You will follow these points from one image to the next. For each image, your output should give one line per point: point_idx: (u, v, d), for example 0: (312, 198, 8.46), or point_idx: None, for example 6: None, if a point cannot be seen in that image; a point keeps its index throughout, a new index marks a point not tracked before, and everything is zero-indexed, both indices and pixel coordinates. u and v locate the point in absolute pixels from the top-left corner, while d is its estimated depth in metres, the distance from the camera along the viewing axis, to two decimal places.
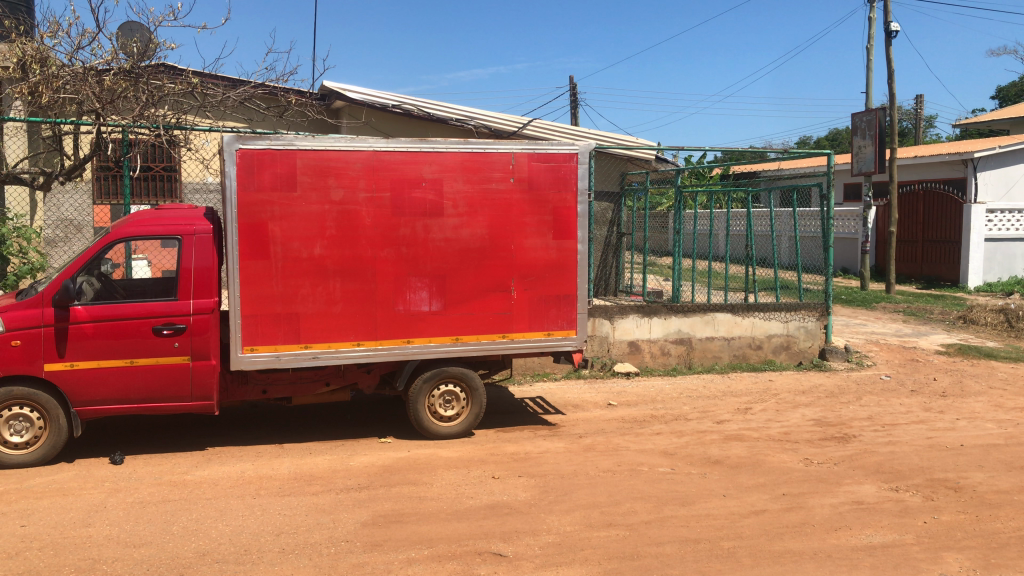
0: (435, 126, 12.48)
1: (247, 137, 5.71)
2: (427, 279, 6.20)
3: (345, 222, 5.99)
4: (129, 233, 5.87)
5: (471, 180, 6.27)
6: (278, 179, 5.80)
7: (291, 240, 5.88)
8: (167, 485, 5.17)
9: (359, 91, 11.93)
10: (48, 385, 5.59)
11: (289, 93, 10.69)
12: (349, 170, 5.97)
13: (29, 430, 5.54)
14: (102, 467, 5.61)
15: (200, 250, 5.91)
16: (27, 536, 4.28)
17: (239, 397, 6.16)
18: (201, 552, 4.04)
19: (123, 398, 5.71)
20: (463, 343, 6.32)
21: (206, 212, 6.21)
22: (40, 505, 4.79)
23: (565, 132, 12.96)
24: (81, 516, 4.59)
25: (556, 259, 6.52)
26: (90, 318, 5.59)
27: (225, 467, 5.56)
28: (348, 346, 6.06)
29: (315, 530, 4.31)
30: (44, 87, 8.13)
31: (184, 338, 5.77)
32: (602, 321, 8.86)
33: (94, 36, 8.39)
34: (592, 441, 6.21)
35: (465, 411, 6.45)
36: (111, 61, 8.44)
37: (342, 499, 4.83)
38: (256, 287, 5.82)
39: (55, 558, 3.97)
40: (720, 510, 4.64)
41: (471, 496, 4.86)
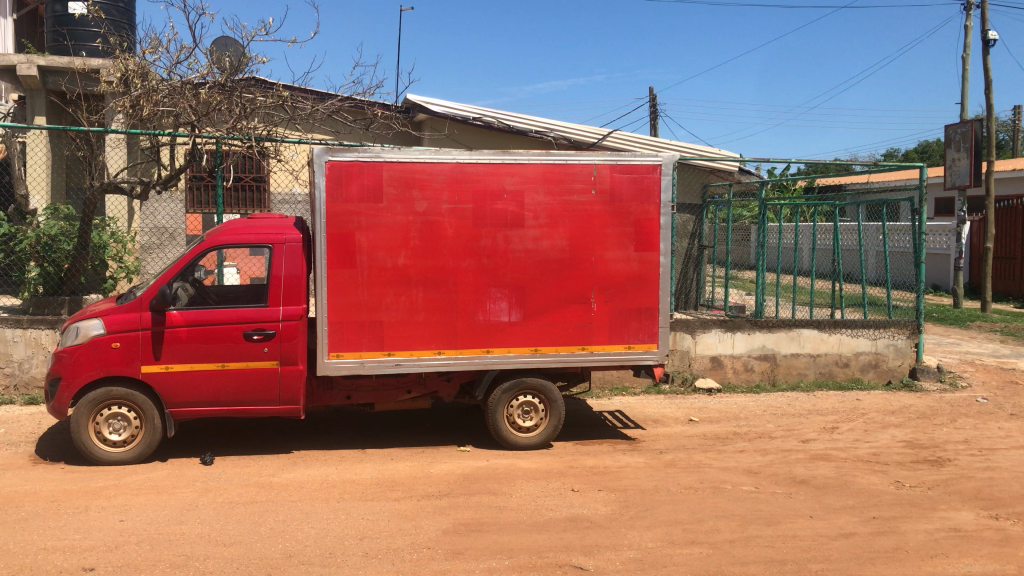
0: (515, 138, 12.53)
1: (336, 150, 5.89)
2: (508, 290, 6.24)
3: (429, 233, 6.10)
4: (222, 241, 6.07)
5: (552, 192, 6.27)
6: (364, 191, 5.96)
7: (376, 249, 6.02)
8: (255, 486, 5.32)
9: (441, 104, 12.15)
10: (146, 386, 5.87)
11: (374, 106, 10.90)
12: (432, 182, 6.08)
13: (127, 429, 5.85)
14: (194, 467, 5.83)
15: (290, 257, 6.05)
16: (125, 530, 4.49)
17: (323, 402, 6.32)
18: (289, 553, 4.14)
19: (214, 400, 5.93)
20: (542, 354, 6.31)
21: (296, 221, 6.37)
22: (136, 502, 5.01)
23: (646, 143, 12.92)
24: (175, 514, 4.77)
25: (637, 271, 6.43)
26: (185, 322, 5.81)
27: (310, 470, 5.70)
28: (429, 354, 6.13)
29: (398, 536, 4.37)
30: (145, 100, 8.56)
31: (274, 343, 5.94)
32: (683, 335, 8.78)
33: (190, 51, 8.76)
34: (673, 456, 6.15)
35: (544, 422, 6.43)
36: (206, 75, 8.80)
37: (424, 506, 4.89)
38: (342, 295, 5.97)
39: (152, 553, 4.14)
40: (807, 532, 4.53)
41: (551, 508, 4.86)
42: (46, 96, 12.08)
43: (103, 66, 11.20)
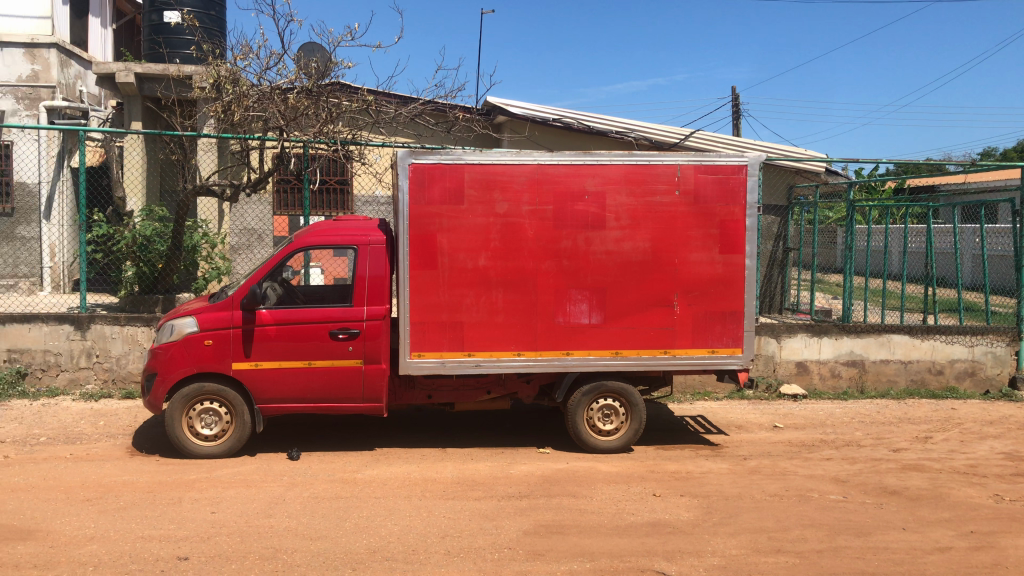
0: (594, 139, 12.48)
1: (419, 152, 5.99)
2: (588, 292, 6.20)
3: (509, 234, 6.12)
4: (308, 242, 6.22)
5: (634, 193, 6.21)
6: (446, 193, 6.04)
7: (456, 250, 6.08)
8: (340, 482, 5.43)
9: (521, 105, 12.19)
10: (236, 382, 6.07)
11: (456, 109, 10.98)
12: (513, 183, 6.11)
13: (218, 423, 6.06)
14: (281, 461, 5.98)
15: (374, 259, 6.16)
16: (217, 522, 4.64)
17: (405, 401, 6.41)
18: (373, 549, 4.21)
19: (300, 397, 6.08)
20: (622, 357, 6.25)
21: (380, 222, 6.48)
22: (227, 494, 5.17)
23: (730, 143, 12.69)
24: (264, 507, 4.90)
25: (721, 274, 6.30)
26: (273, 321, 5.98)
27: (392, 468, 5.79)
28: (509, 355, 6.16)
29: (479, 535, 4.40)
30: (236, 105, 8.84)
31: (358, 343, 6.05)
32: (768, 339, 8.64)
33: (279, 57, 9.01)
34: (757, 463, 6.03)
35: (624, 426, 6.38)
36: (294, 81, 9.01)
37: (505, 506, 4.91)
38: (424, 296, 6.06)
39: (242, 545, 4.27)
40: (900, 544, 4.38)
41: (633, 512, 4.82)
42: (142, 102, 12.59)
43: (196, 73, 11.61)
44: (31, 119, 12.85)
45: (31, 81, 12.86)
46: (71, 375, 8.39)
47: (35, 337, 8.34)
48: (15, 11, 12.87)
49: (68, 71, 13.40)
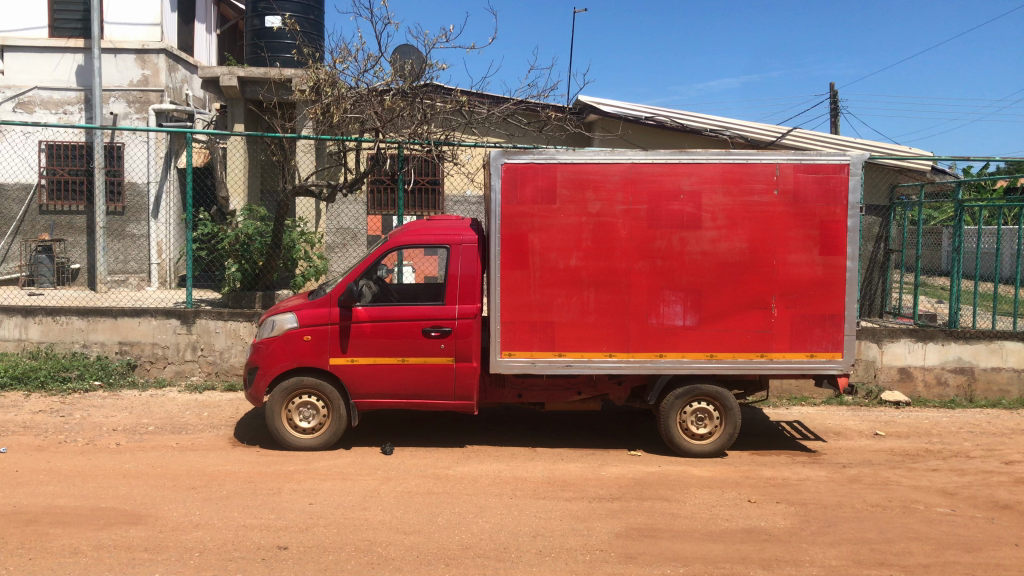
0: (688, 138, 12.30)
1: (512, 152, 6.03)
2: (682, 293, 6.12)
3: (602, 234, 6.09)
4: (403, 241, 6.33)
5: (731, 192, 6.09)
6: (539, 192, 6.06)
7: (549, 250, 6.09)
8: (432, 478, 5.51)
9: (613, 104, 12.14)
10: (332, 377, 6.23)
11: (549, 108, 10.98)
12: (607, 183, 6.08)
13: (315, 417, 6.23)
14: (375, 456, 6.11)
15: (466, 258, 6.22)
16: (314, 513, 4.77)
17: (496, 399, 6.45)
18: (465, 545, 4.25)
19: (394, 393, 6.18)
20: (717, 360, 6.13)
21: (473, 222, 6.54)
22: (324, 486, 5.31)
23: (830, 141, 12.32)
24: (359, 500, 5.01)
25: (821, 276, 6.12)
26: (369, 318, 6.11)
27: (483, 466, 5.84)
28: (601, 356, 6.12)
29: (571, 536, 4.40)
30: (334, 107, 9.05)
31: (450, 340, 6.11)
32: (869, 344, 8.39)
33: (376, 60, 9.18)
34: (857, 472, 5.84)
35: (719, 430, 6.26)
36: (390, 82, 9.07)
37: (596, 508, 4.89)
38: (516, 295, 6.10)
39: (338, 536, 4.38)
40: (1013, 562, 4.17)
41: (727, 518, 4.73)
42: (245, 105, 13.03)
43: (296, 76, 11.95)
44: (141, 121, 13.46)
45: (141, 86, 13.47)
46: (178, 367, 8.76)
47: (145, 331, 8.74)
48: (128, 19, 13.50)
49: (176, 76, 13.98)
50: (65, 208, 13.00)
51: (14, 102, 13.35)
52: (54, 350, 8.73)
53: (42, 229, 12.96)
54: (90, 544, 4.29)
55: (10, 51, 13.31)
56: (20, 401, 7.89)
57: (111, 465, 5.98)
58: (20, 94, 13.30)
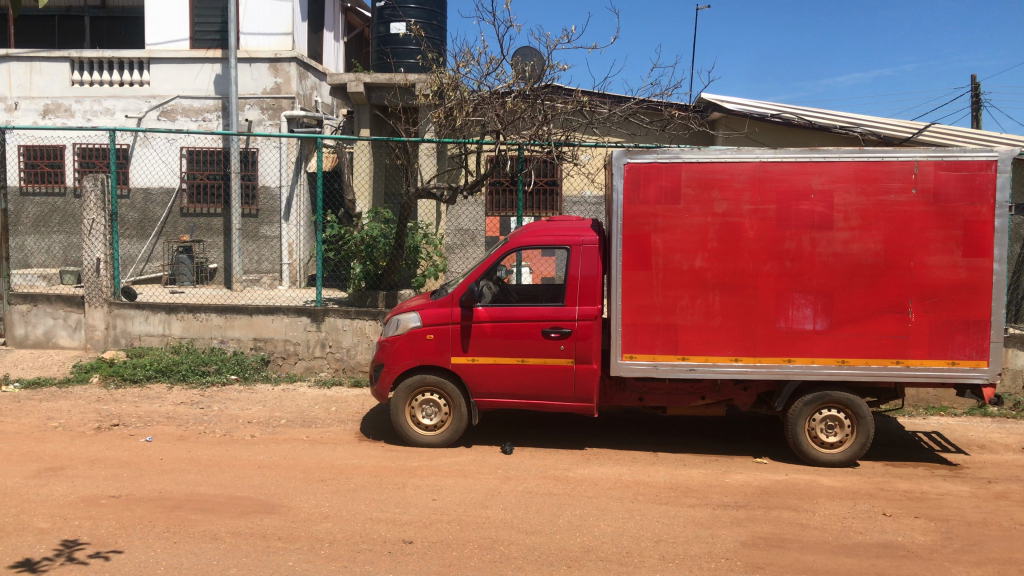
0: (817, 135, 11.87)
1: (635, 152, 5.98)
2: (812, 296, 5.90)
3: (728, 234, 5.95)
4: (523, 242, 6.36)
5: (865, 191, 5.83)
6: (662, 192, 5.98)
7: (672, 251, 6.00)
8: (552, 479, 5.51)
9: (737, 102, 11.95)
10: (454, 375, 6.32)
11: (672, 107, 10.81)
12: (733, 182, 5.94)
13: (437, 415, 6.34)
14: (496, 455, 6.16)
15: (587, 259, 6.18)
16: (438, 509, 4.85)
17: (616, 402, 6.39)
18: (587, 548, 4.23)
19: (514, 393, 6.22)
20: (849, 366, 5.88)
21: (594, 222, 6.50)
22: (446, 483, 5.40)
23: (973, 138, 11.63)
24: (481, 498, 5.07)
25: (964, 279, 5.77)
26: (489, 318, 6.18)
27: (604, 468, 5.80)
28: (726, 360, 5.98)
29: (694, 543, 4.31)
30: (457, 111, 9.30)
31: (570, 342, 6.09)
32: (1017, 352, 7.89)
33: (498, 63, 9.29)
34: (1004, 488, 5.48)
35: (850, 439, 6.00)
36: (511, 84, 9.21)
37: (720, 515, 4.77)
38: (638, 297, 6.03)
39: (461, 533, 4.44)
40: None
41: (860, 531, 4.53)
42: (370, 110, 13.42)
43: (419, 80, 12.22)
44: (273, 127, 14.05)
45: (274, 93, 14.06)
46: (307, 363, 9.10)
47: (277, 328, 9.12)
48: (262, 30, 14.15)
49: (306, 83, 14.54)
50: (204, 211, 13.73)
51: (159, 111, 14.22)
52: (194, 345, 9.24)
53: (183, 231, 13.75)
54: (229, 530, 4.51)
55: (156, 62, 14.16)
56: (164, 392, 8.39)
57: (246, 455, 6.27)
58: (164, 103, 14.15)
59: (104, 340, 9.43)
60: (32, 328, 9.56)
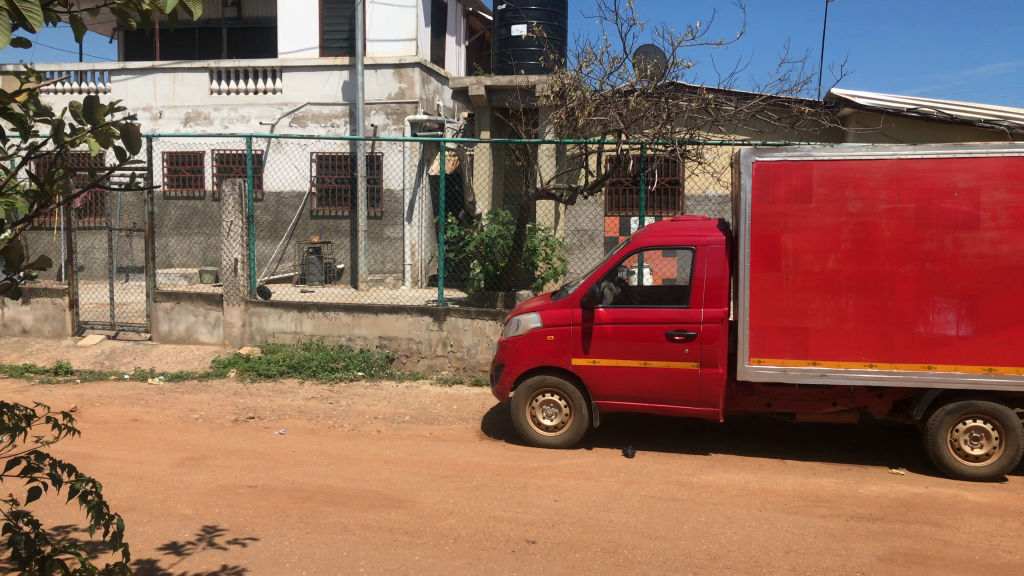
0: (960, 129, 11.23)
1: (764, 150, 5.82)
2: (956, 300, 5.57)
3: (863, 235, 5.70)
4: (647, 243, 6.27)
5: (1016, 188, 5.45)
6: (792, 191, 5.79)
7: (803, 252, 5.80)
8: (676, 484, 5.42)
9: (870, 97, 11.48)
10: (575, 377, 6.31)
11: (801, 103, 10.44)
12: (869, 180, 5.68)
13: (558, 416, 6.34)
14: (617, 458, 6.11)
15: (713, 260, 6.04)
16: (560, 510, 4.85)
17: (743, 407, 6.21)
18: (713, 555, 4.14)
19: (636, 396, 6.16)
20: (997, 374, 5.50)
21: (721, 222, 6.35)
22: (568, 484, 5.39)
23: None
24: (603, 501, 5.03)
25: None
26: (611, 319, 6.13)
27: (729, 475, 5.66)
28: (860, 366, 5.72)
29: (827, 555, 4.15)
30: (580, 111, 9.21)
31: (694, 345, 5.97)
32: None
33: (621, 62, 9.21)
34: None
35: (998, 453, 5.62)
36: (634, 83, 9.10)
37: (855, 527, 4.57)
38: (766, 300, 5.86)
39: (584, 535, 4.42)
40: None
41: (1009, 550, 4.25)
42: (491, 112, 13.56)
43: (540, 82, 12.27)
44: (397, 132, 14.39)
45: (398, 98, 14.41)
46: (430, 361, 9.28)
47: (402, 327, 9.35)
48: (388, 37, 14.54)
49: (429, 87, 14.83)
50: (332, 213, 14.24)
51: (290, 117, 14.84)
52: (323, 342, 9.58)
53: (313, 232, 14.30)
54: (358, 523, 4.65)
55: (287, 71, 14.76)
56: (296, 387, 8.75)
57: (373, 450, 6.45)
58: (295, 110, 14.74)
59: (240, 336, 9.91)
60: (175, 324, 10.12)
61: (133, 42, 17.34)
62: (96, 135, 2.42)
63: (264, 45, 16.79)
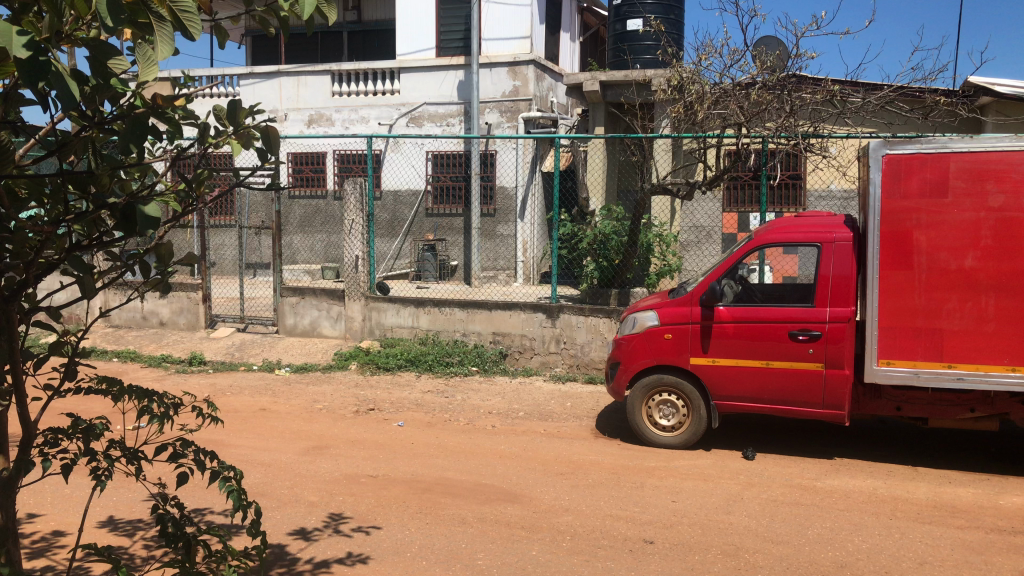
0: None
1: (895, 142, 5.56)
2: None
3: (1005, 231, 5.37)
4: (769, 239, 6.10)
5: None
6: (927, 184, 5.51)
7: (938, 249, 5.52)
8: (799, 489, 5.25)
9: (1010, 84, 10.82)
10: (692, 377, 6.20)
11: (935, 92, 9.93)
12: (1013, 173, 5.35)
13: (675, 416, 6.25)
14: (737, 460, 5.97)
15: (839, 257, 5.83)
16: (678, 511, 4.78)
17: (870, 411, 5.94)
18: (840, 563, 3.99)
19: (756, 397, 6.00)
20: None
21: (847, 218, 6.11)
22: (686, 485, 5.31)
23: None
24: (723, 503, 4.93)
25: None
26: (732, 318, 6.00)
27: (856, 481, 5.44)
28: (1000, 370, 5.39)
29: (965, 569, 3.93)
30: (699, 105, 9.05)
31: (819, 346, 5.78)
32: None
33: (742, 54, 9.00)
34: None
35: None
36: (756, 75, 8.88)
37: (996, 541, 4.32)
38: (897, 299, 5.60)
39: (703, 537, 4.35)
40: None
41: None
42: (605, 108, 13.48)
43: (657, 76, 12.11)
44: (511, 129, 14.50)
45: (513, 96, 14.51)
46: (543, 358, 9.32)
47: (515, 323, 9.42)
48: (503, 36, 14.68)
49: (543, 84, 14.89)
50: (447, 211, 14.49)
51: (407, 117, 15.16)
52: (439, 337, 9.76)
53: (428, 230, 14.59)
54: (475, 516, 4.71)
55: (405, 72, 15.10)
56: (413, 380, 8.96)
57: (489, 445, 6.52)
58: (412, 110, 15.06)
59: (361, 330, 10.21)
60: (299, 318, 10.52)
61: (260, 48, 18.10)
62: (239, 138, 2.57)
63: (383, 46, 17.22)
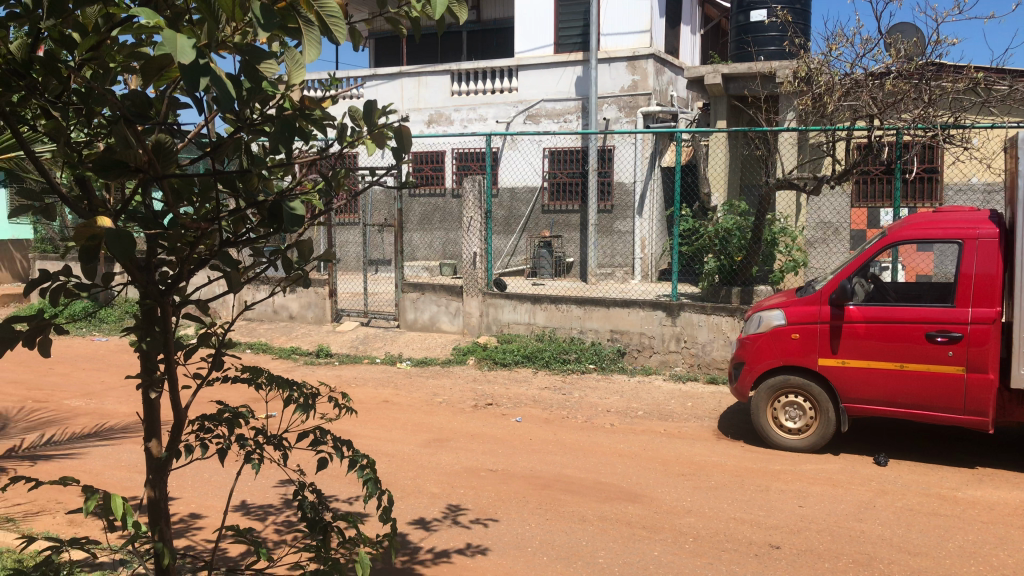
0: None
1: None
2: None
3: None
4: (905, 236, 5.82)
5: None
6: None
7: None
8: (937, 498, 4.99)
9: None
10: (821, 378, 5.98)
11: None
12: None
13: (802, 418, 6.06)
14: (868, 466, 5.73)
15: (983, 255, 5.50)
16: (806, 516, 4.63)
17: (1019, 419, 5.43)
18: None
19: (890, 401, 5.73)
20: None
21: (992, 213, 5.75)
22: (814, 490, 5.13)
23: None
24: (854, 510, 4.74)
25: None
26: (864, 318, 5.76)
27: (1000, 492, 5.12)
28: None
29: None
30: (829, 96, 8.72)
31: (960, 348, 5.46)
32: None
33: (875, 42, 8.60)
34: None
35: None
36: (890, 64, 8.46)
37: None
38: None
39: (833, 545, 4.19)
40: None
41: None
42: (728, 101, 13.16)
43: (782, 68, 11.73)
44: (630, 124, 14.35)
45: (632, 90, 14.34)
46: (662, 357, 9.19)
47: (634, 320, 9.32)
48: (623, 30, 14.55)
49: (663, 78, 14.67)
50: (564, 208, 14.49)
51: (525, 115, 15.22)
52: (556, 334, 9.78)
53: (544, 226, 14.65)
54: (596, 514, 4.69)
55: (523, 69, 15.17)
56: (530, 376, 9.01)
57: (608, 443, 6.48)
58: (529, 107, 15.12)
59: (478, 326, 10.33)
60: (420, 313, 10.76)
61: (383, 50, 18.59)
62: (372, 137, 2.64)
63: (502, 45, 17.38)
